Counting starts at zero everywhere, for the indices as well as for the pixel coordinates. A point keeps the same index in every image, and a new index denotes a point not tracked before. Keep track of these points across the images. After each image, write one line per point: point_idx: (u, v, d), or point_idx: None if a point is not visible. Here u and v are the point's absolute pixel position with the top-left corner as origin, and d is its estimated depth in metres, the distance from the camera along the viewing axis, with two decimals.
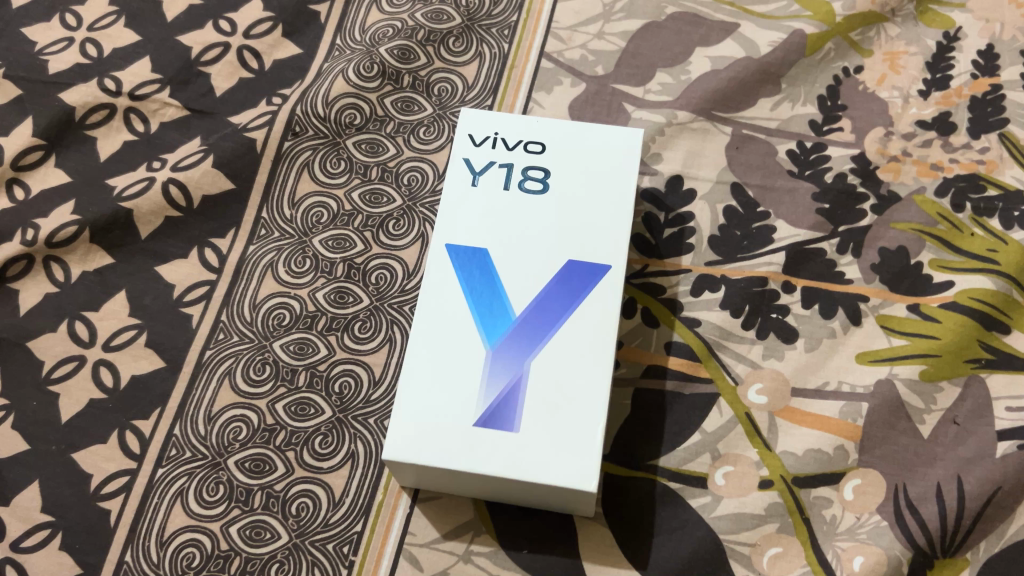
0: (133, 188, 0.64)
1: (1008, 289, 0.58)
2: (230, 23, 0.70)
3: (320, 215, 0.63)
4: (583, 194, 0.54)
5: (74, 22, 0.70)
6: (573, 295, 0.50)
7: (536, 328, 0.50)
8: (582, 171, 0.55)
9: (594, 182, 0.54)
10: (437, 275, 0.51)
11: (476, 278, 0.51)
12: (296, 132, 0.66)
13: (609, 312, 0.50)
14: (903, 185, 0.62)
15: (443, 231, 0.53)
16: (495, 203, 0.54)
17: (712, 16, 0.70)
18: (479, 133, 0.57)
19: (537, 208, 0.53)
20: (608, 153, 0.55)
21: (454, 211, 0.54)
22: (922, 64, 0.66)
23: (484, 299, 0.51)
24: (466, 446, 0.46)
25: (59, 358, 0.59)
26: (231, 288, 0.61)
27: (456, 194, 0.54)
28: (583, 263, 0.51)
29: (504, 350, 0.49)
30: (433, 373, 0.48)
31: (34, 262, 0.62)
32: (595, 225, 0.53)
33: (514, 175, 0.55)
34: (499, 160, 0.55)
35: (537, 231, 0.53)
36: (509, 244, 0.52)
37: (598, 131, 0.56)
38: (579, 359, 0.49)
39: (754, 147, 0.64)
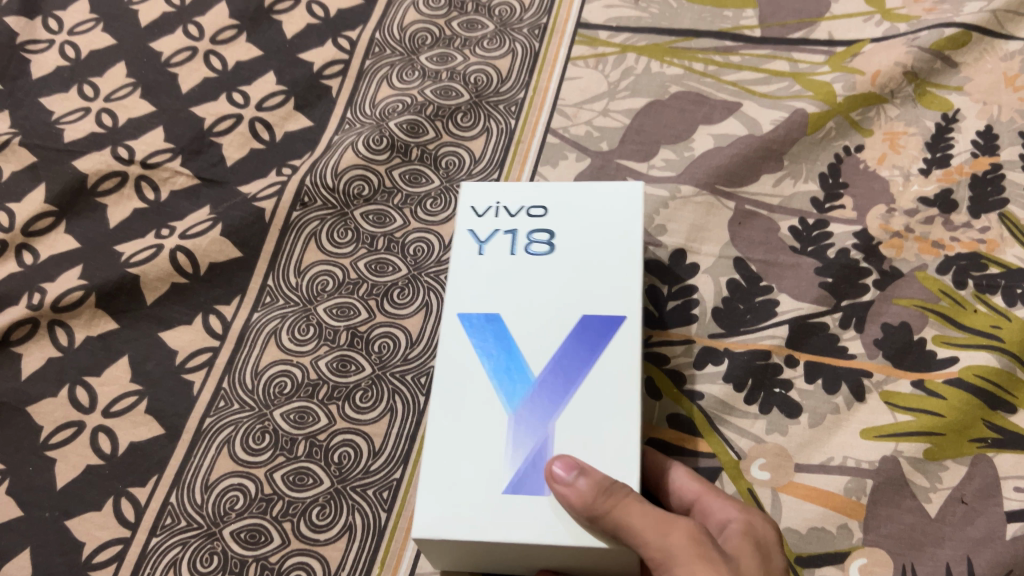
0: (141, 254, 0.64)
1: (1011, 366, 0.58)
2: (244, 96, 0.72)
3: (326, 283, 0.64)
4: (591, 249, 0.54)
5: (91, 93, 0.72)
6: (590, 349, 0.50)
7: (558, 385, 0.49)
8: (586, 228, 0.55)
9: (600, 236, 0.55)
10: (451, 345, 0.51)
11: (492, 344, 0.51)
12: (305, 202, 0.67)
13: (626, 361, 0.50)
14: (905, 262, 0.62)
15: (454, 300, 0.53)
16: (503, 268, 0.54)
17: (714, 95, 0.71)
18: (481, 204, 0.57)
19: (545, 267, 0.54)
20: (612, 209, 0.56)
21: (461, 280, 0.54)
22: (922, 144, 0.67)
23: (502, 363, 0.50)
24: (495, 516, 0.46)
25: (58, 424, 0.59)
26: (233, 355, 0.61)
27: (465, 263, 0.54)
28: (597, 316, 0.51)
29: (526, 413, 0.48)
30: (452, 445, 0.48)
31: (39, 326, 0.62)
32: (604, 277, 0.53)
33: (519, 240, 0.55)
34: (503, 226, 0.56)
35: (545, 290, 0.53)
36: (521, 306, 0.52)
37: (598, 188, 0.57)
38: (604, 412, 0.48)
39: (757, 223, 0.65)
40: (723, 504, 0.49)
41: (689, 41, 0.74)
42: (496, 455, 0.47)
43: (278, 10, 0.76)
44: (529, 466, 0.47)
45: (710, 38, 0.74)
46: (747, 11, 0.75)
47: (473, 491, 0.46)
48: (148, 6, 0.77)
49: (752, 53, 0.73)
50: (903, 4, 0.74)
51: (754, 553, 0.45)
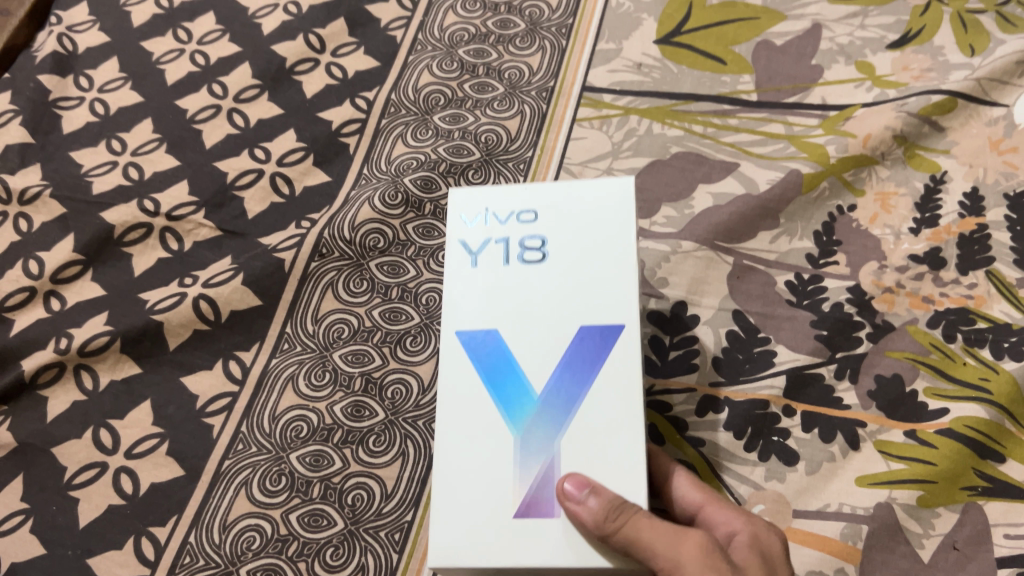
0: (165, 302, 0.67)
1: (1000, 417, 0.60)
2: (265, 151, 0.75)
3: (341, 330, 0.66)
4: (586, 257, 0.54)
5: (119, 147, 0.75)
6: (590, 364, 0.51)
7: (561, 403, 0.50)
8: (579, 234, 0.54)
9: (594, 240, 0.54)
10: (451, 366, 0.52)
11: (492, 364, 0.51)
12: (322, 253, 0.70)
13: (627, 373, 0.50)
14: (897, 316, 0.65)
15: (452, 319, 0.53)
16: (499, 281, 0.54)
17: (713, 156, 0.74)
18: (471, 214, 0.56)
19: (541, 278, 0.53)
20: (603, 210, 0.55)
21: (457, 296, 0.54)
22: (911, 204, 0.70)
23: (503, 382, 0.51)
24: (510, 539, 0.47)
25: (81, 465, 0.61)
26: (252, 401, 0.63)
27: (460, 280, 0.54)
28: (595, 326, 0.51)
29: (531, 433, 0.49)
30: (463, 469, 0.49)
31: (65, 370, 0.65)
32: (602, 287, 0.53)
33: (512, 250, 0.55)
34: (494, 235, 0.55)
35: (543, 303, 0.53)
36: (520, 322, 0.52)
37: (588, 187, 0.56)
38: (607, 428, 0.49)
39: (754, 277, 0.68)
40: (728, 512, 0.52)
41: (689, 105, 0.76)
42: (505, 478, 0.49)
43: (298, 70, 0.80)
44: (537, 488, 0.48)
45: (709, 101, 0.76)
46: (745, 76, 0.78)
47: (486, 518, 0.48)
48: (174, 64, 0.80)
49: (749, 115, 0.75)
50: (893, 71, 0.77)
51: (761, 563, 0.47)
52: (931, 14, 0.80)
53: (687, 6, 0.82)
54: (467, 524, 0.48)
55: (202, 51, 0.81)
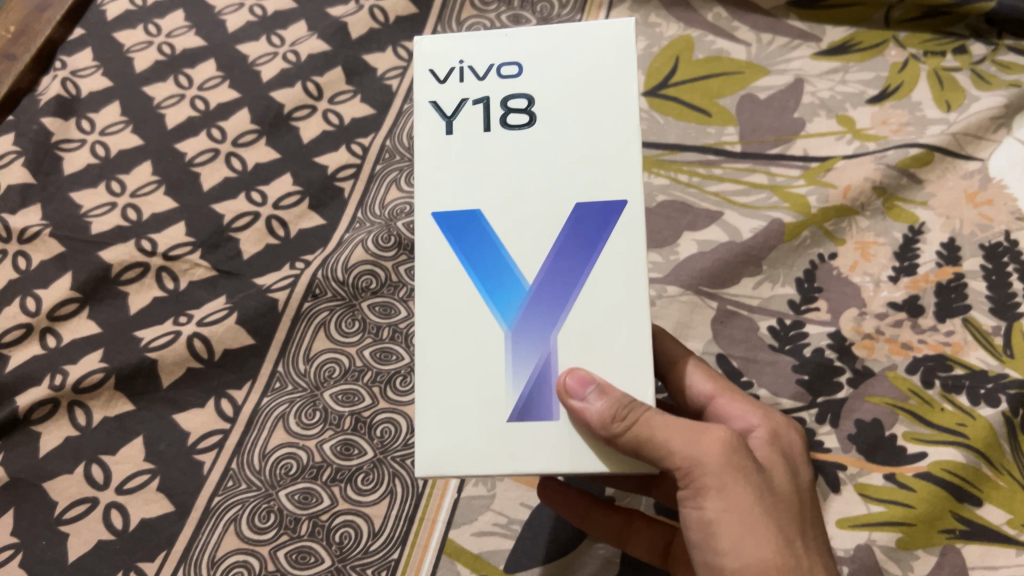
0: (160, 339, 0.68)
1: (977, 461, 0.62)
2: (262, 194, 0.77)
3: (332, 369, 0.67)
4: (582, 119, 0.45)
5: (118, 188, 0.77)
6: (590, 246, 0.44)
7: (557, 293, 0.44)
8: (572, 91, 0.45)
9: (590, 98, 0.45)
10: (427, 251, 0.45)
11: (474, 249, 0.44)
12: (316, 293, 0.71)
13: (632, 253, 0.44)
14: (877, 361, 0.67)
15: (425, 197, 0.45)
16: (480, 149, 0.45)
17: (698, 204, 0.76)
18: (441, 68, 0.47)
19: (529, 145, 0.45)
20: (600, 60, 0.46)
21: (430, 168, 0.45)
22: (890, 253, 0.72)
23: (487, 267, 0.44)
24: (505, 448, 0.43)
25: (72, 500, 0.62)
26: (242, 438, 0.64)
27: (431, 149, 0.45)
28: (594, 203, 0.44)
29: (525, 327, 0.44)
30: (448, 372, 0.44)
31: (59, 406, 0.65)
32: (601, 157, 0.45)
33: (494, 110, 0.46)
34: (471, 94, 0.46)
35: (533, 177, 0.45)
36: (507, 200, 0.45)
37: (581, 34, 0.46)
38: (608, 319, 0.44)
39: (738, 322, 0.69)
40: (740, 411, 0.54)
41: (675, 154, 0.78)
42: (496, 381, 0.43)
43: (296, 116, 0.82)
44: (533, 386, 0.43)
45: (694, 151, 0.79)
46: (729, 128, 0.80)
47: (477, 425, 0.43)
48: (175, 109, 0.82)
49: (733, 166, 0.78)
50: (872, 125, 0.80)
51: (778, 461, 0.49)
52: (909, 70, 0.83)
53: (673, 60, 0.85)
54: (457, 430, 0.43)
55: (203, 96, 0.82)
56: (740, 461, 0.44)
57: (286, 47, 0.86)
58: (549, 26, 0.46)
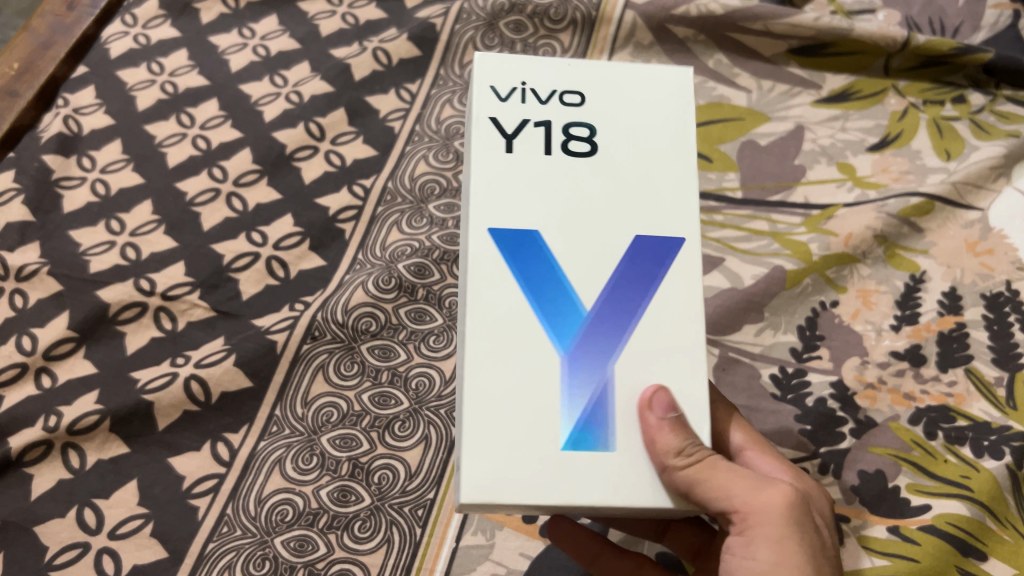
0: (156, 381, 0.68)
1: (982, 515, 0.61)
2: (262, 235, 0.76)
3: (330, 414, 0.67)
4: (638, 155, 0.47)
5: (117, 227, 0.77)
6: (646, 280, 0.45)
7: (613, 322, 0.45)
8: (630, 127, 0.48)
9: (647, 137, 0.48)
10: (484, 266, 0.44)
11: (532, 271, 0.44)
12: (315, 335, 0.70)
13: (687, 293, 0.46)
14: (879, 412, 0.66)
15: (484, 212, 0.45)
16: (538, 169, 0.46)
17: (699, 249, 0.75)
18: (503, 86, 0.48)
19: (588, 173, 0.47)
20: (655, 103, 0.49)
21: (491, 183, 0.46)
22: (892, 302, 0.72)
23: (543, 288, 0.44)
24: (557, 474, 0.42)
25: (64, 545, 0.61)
26: (238, 483, 0.64)
27: (491, 162, 0.46)
28: (653, 237, 0.46)
29: (581, 354, 0.44)
30: (501, 393, 0.43)
31: (53, 448, 0.64)
32: (658, 194, 0.47)
33: (555, 135, 0.47)
34: (533, 115, 0.48)
35: (593, 205, 0.46)
36: (564, 224, 0.46)
37: (639, 74, 0.50)
38: (662, 352, 0.45)
39: (740, 369, 0.69)
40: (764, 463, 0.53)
41: None
42: (551, 407, 0.43)
43: (298, 157, 0.82)
44: (586, 412, 0.43)
45: None
46: (730, 173, 0.80)
47: (527, 452, 0.42)
48: (177, 148, 0.82)
49: (734, 213, 0.78)
50: (872, 172, 0.80)
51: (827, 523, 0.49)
52: (908, 119, 0.83)
53: None
54: (506, 455, 0.42)
55: (205, 136, 0.82)
56: (799, 516, 0.44)
57: (289, 87, 0.86)
58: (609, 63, 0.50)
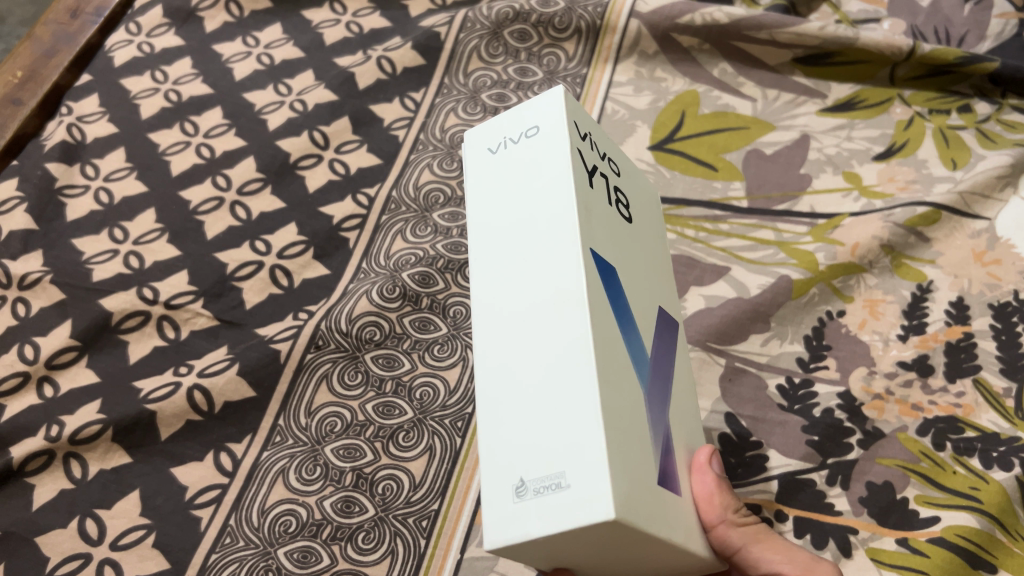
0: (159, 390, 0.67)
1: (992, 527, 0.60)
2: (266, 244, 0.76)
3: (334, 424, 0.66)
4: (643, 240, 0.53)
5: (120, 235, 0.76)
6: (664, 348, 0.50)
7: (659, 377, 0.47)
8: (638, 217, 0.54)
9: (647, 233, 0.55)
10: (594, 284, 0.42)
11: (618, 305, 0.44)
12: (319, 345, 0.70)
13: (681, 373, 0.52)
14: (887, 422, 0.66)
15: (587, 234, 0.43)
16: (607, 217, 0.47)
17: (705, 259, 0.75)
18: (581, 126, 0.48)
19: (628, 238, 0.50)
20: (643, 204, 0.56)
21: (587, 209, 0.45)
22: (899, 312, 0.71)
23: (629, 328, 0.45)
24: (660, 507, 0.41)
25: (65, 555, 0.60)
26: (241, 493, 0.63)
27: (585, 190, 0.45)
28: (661, 314, 0.52)
29: (653, 401, 0.45)
30: (620, 416, 0.39)
31: (55, 458, 0.64)
32: (656, 280, 0.53)
33: (608, 194, 0.49)
34: (598, 165, 0.49)
35: (635, 266, 0.50)
36: (625, 273, 0.47)
37: (631, 176, 0.56)
38: (678, 408, 0.49)
39: (746, 380, 0.68)
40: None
41: (681, 209, 0.78)
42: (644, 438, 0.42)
43: (302, 165, 0.81)
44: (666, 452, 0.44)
45: (701, 207, 0.78)
46: (736, 183, 0.80)
47: (641, 478, 0.39)
48: (180, 156, 0.81)
49: (739, 222, 0.78)
50: (879, 181, 0.80)
51: None
52: (914, 128, 0.83)
53: (679, 115, 0.85)
54: (633, 479, 0.38)
55: (209, 144, 0.82)
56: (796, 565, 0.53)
57: (293, 95, 0.86)
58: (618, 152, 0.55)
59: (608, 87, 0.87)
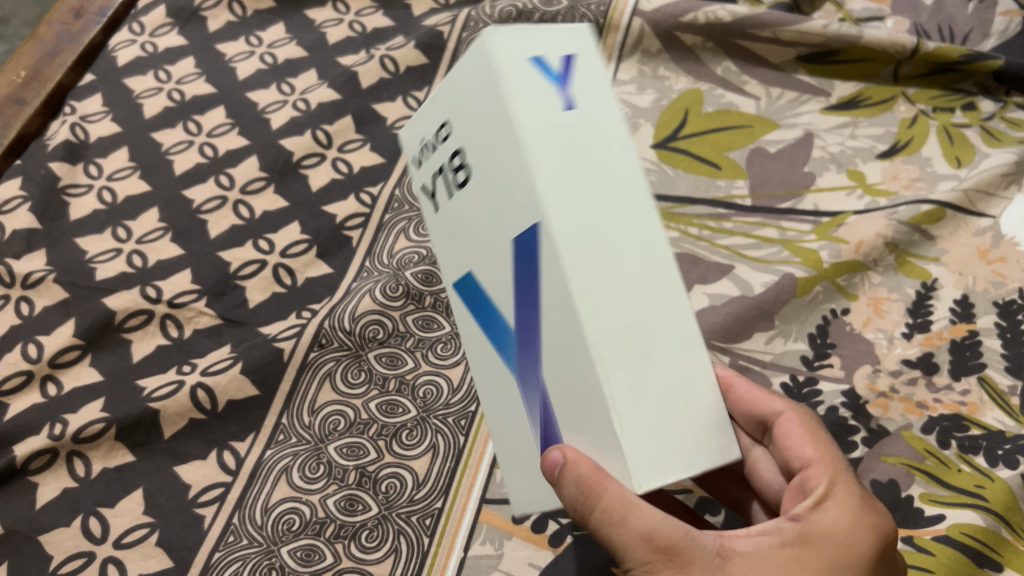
0: (163, 389, 0.67)
1: (997, 525, 0.60)
2: (269, 243, 0.76)
3: (338, 422, 0.66)
4: (487, 150, 0.42)
5: (124, 235, 0.76)
6: (528, 282, 0.40)
7: (525, 338, 0.42)
8: (476, 124, 0.42)
9: (486, 124, 0.42)
10: (465, 326, 0.48)
11: (479, 310, 0.46)
12: (322, 343, 0.70)
13: (550, 294, 0.39)
14: (892, 421, 0.66)
15: (451, 274, 0.49)
16: (457, 214, 0.46)
17: (708, 257, 0.75)
18: (422, 151, 0.50)
19: (474, 200, 0.44)
20: (483, 74, 0.41)
21: (446, 243, 0.49)
22: (904, 310, 0.71)
23: (489, 322, 0.45)
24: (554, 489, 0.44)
25: (69, 554, 0.60)
26: (245, 491, 0.63)
27: (442, 229, 0.49)
28: (519, 237, 0.40)
29: (522, 376, 0.43)
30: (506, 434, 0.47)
31: (58, 456, 0.64)
32: (507, 181, 0.40)
33: (451, 170, 0.46)
34: (439, 161, 0.47)
35: (483, 225, 0.43)
36: (478, 254, 0.45)
37: (466, 59, 0.43)
38: (568, 344, 0.39)
39: (750, 378, 0.68)
40: (800, 437, 0.48)
41: (685, 208, 0.78)
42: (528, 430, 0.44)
43: (305, 164, 0.81)
44: (542, 420, 0.42)
45: (704, 205, 0.78)
46: (739, 181, 0.80)
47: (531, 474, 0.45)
48: (184, 155, 0.81)
49: (743, 220, 0.77)
50: (883, 179, 0.80)
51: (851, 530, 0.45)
52: (918, 126, 0.83)
53: (682, 113, 0.85)
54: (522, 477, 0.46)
55: (212, 143, 0.82)
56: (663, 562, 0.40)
57: (296, 95, 0.86)
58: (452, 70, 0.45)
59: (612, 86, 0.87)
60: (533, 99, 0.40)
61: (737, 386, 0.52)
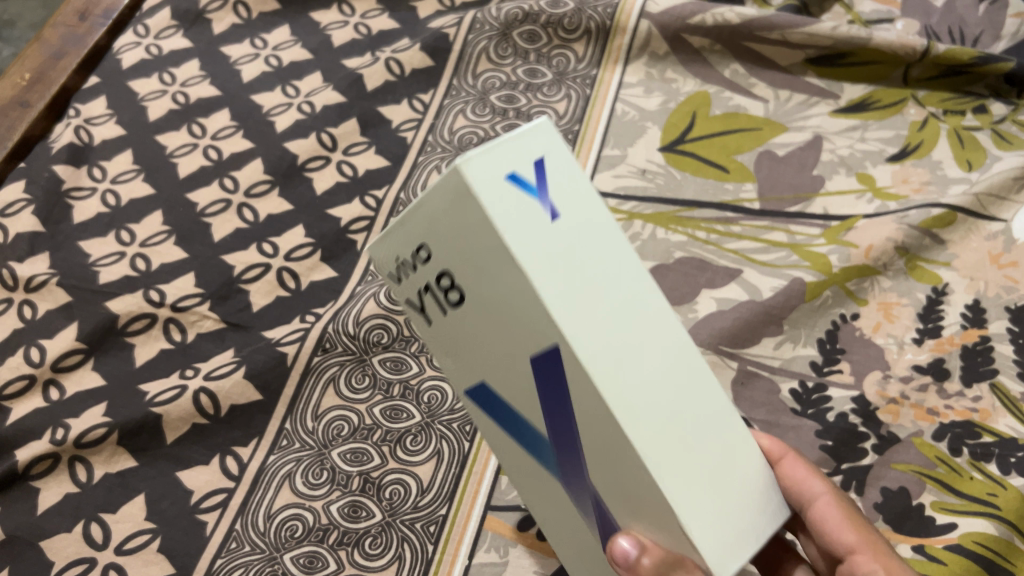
0: (166, 393, 0.67)
1: (1010, 534, 0.59)
2: (273, 246, 0.76)
3: (341, 427, 0.66)
4: (483, 273, 0.34)
5: (127, 238, 0.76)
6: (562, 400, 0.36)
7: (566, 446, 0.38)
8: (454, 241, 0.35)
9: (468, 252, 0.35)
10: (495, 423, 0.42)
11: (503, 414, 0.41)
12: (326, 348, 0.69)
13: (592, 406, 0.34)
14: (902, 427, 0.65)
15: (460, 377, 0.42)
16: (457, 328, 0.39)
17: (716, 261, 0.74)
18: (387, 268, 0.41)
19: (478, 316, 0.37)
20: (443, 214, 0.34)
21: (444, 352, 0.42)
22: (914, 314, 0.70)
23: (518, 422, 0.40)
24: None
25: (70, 559, 0.60)
26: (247, 497, 0.63)
27: (443, 331, 0.40)
28: (546, 359, 0.34)
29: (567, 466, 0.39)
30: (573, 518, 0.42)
31: (60, 461, 0.63)
32: (511, 307, 0.34)
33: (437, 295, 0.39)
34: (416, 283, 0.40)
35: (490, 341, 0.37)
36: (490, 367, 0.39)
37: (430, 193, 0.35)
38: (612, 453, 0.35)
39: (759, 384, 0.67)
40: (839, 522, 0.48)
41: (692, 211, 0.77)
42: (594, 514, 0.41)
43: (309, 167, 0.81)
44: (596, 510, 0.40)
45: (711, 209, 0.78)
46: (748, 184, 0.79)
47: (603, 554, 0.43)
48: (188, 158, 0.81)
49: (751, 224, 0.77)
50: (893, 183, 0.79)
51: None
52: (928, 129, 0.82)
53: (690, 116, 0.84)
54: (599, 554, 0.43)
55: (216, 146, 0.82)
56: None
57: (301, 98, 0.86)
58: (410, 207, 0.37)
59: (618, 88, 0.87)
60: (521, 219, 0.33)
61: (787, 459, 0.50)
